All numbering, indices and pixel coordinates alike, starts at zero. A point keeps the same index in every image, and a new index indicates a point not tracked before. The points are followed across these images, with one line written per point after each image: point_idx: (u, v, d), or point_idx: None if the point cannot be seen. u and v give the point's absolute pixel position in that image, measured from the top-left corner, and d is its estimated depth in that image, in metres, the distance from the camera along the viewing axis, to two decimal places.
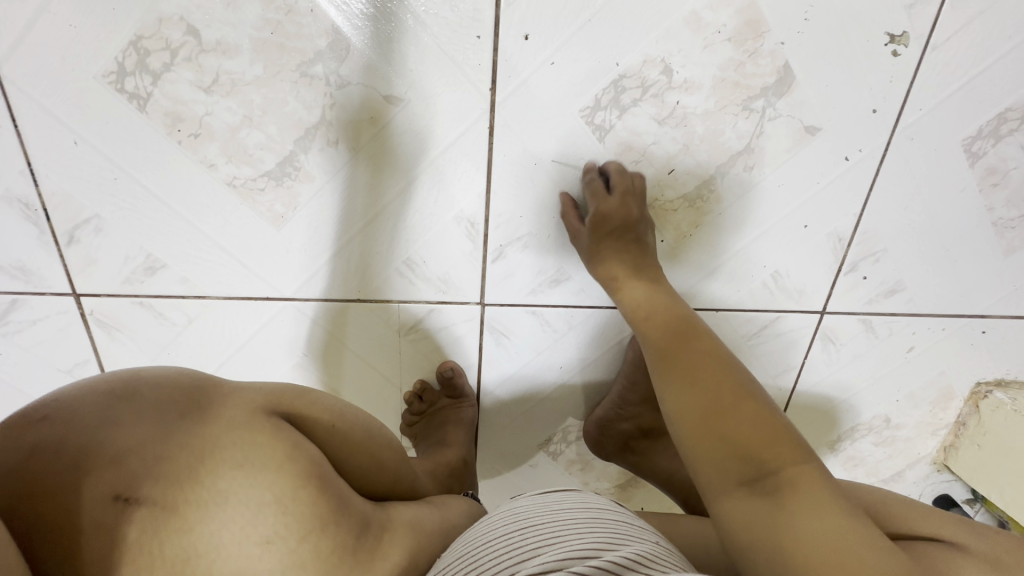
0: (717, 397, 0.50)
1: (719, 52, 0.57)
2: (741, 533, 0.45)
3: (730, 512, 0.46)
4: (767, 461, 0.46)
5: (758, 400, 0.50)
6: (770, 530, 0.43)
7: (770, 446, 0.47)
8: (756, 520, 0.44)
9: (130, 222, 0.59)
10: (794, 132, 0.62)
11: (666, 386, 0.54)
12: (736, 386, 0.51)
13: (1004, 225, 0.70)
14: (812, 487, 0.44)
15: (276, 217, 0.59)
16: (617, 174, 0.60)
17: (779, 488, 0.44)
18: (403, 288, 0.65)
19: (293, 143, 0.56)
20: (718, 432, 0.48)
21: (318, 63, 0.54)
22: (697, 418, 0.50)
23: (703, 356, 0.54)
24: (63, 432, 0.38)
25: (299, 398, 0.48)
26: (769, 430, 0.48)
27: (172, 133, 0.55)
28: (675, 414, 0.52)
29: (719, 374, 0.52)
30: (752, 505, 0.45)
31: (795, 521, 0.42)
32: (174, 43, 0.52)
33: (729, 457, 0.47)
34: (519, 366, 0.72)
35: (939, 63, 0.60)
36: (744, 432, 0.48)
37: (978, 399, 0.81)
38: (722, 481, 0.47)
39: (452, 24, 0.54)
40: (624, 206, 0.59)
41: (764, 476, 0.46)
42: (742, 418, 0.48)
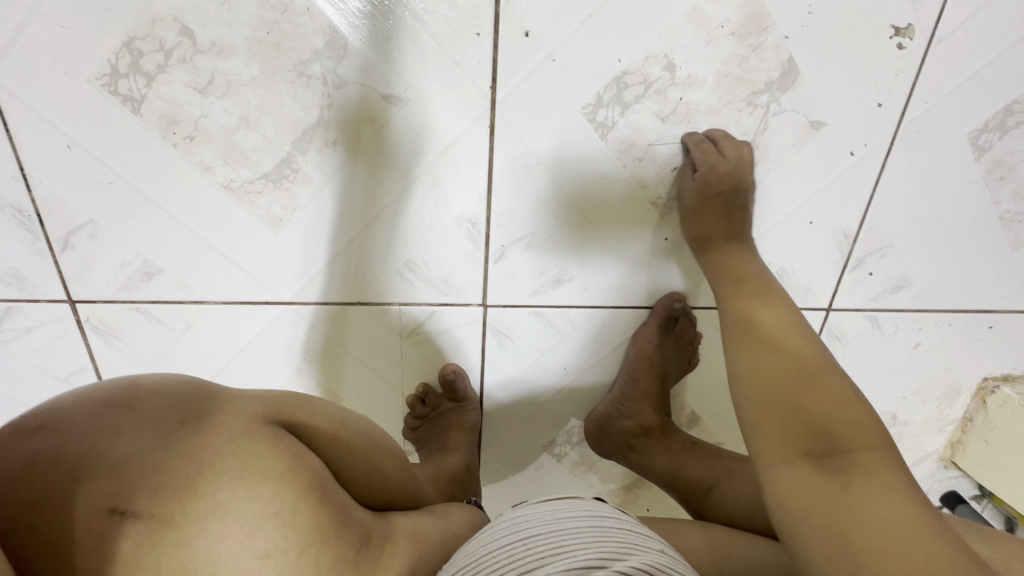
0: (794, 368, 0.46)
1: (723, 46, 0.56)
2: (791, 504, 0.40)
3: (786, 483, 0.42)
4: (842, 439, 0.41)
5: (841, 381, 0.45)
6: (829, 505, 0.38)
7: (848, 426, 0.42)
8: (815, 491, 0.40)
9: (125, 228, 0.58)
10: (799, 127, 0.61)
11: (737, 349, 0.51)
12: (816, 362, 0.47)
13: (1010, 218, 0.69)
14: (889, 476, 0.38)
15: (274, 220, 0.58)
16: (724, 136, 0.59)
17: (849, 467, 0.40)
18: (404, 291, 0.64)
19: (290, 145, 0.55)
20: (792, 401, 0.44)
21: (315, 63, 0.53)
22: (768, 384, 0.46)
23: (782, 329, 0.50)
24: (60, 442, 0.37)
25: (299, 406, 0.47)
26: (849, 409, 0.43)
27: (167, 136, 0.54)
28: (743, 379, 0.49)
29: (795, 348, 0.48)
30: (813, 478, 0.40)
31: (860, 499, 0.37)
32: (168, 44, 0.51)
33: (799, 428, 0.43)
34: (521, 368, 0.71)
35: (943, 56, 0.59)
36: (823, 407, 0.43)
37: (985, 394, 0.81)
38: (784, 449, 0.43)
39: (451, 22, 0.53)
40: (733, 167, 0.58)
41: (835, 454, 0.41)
42: (820, 393, 0.44)
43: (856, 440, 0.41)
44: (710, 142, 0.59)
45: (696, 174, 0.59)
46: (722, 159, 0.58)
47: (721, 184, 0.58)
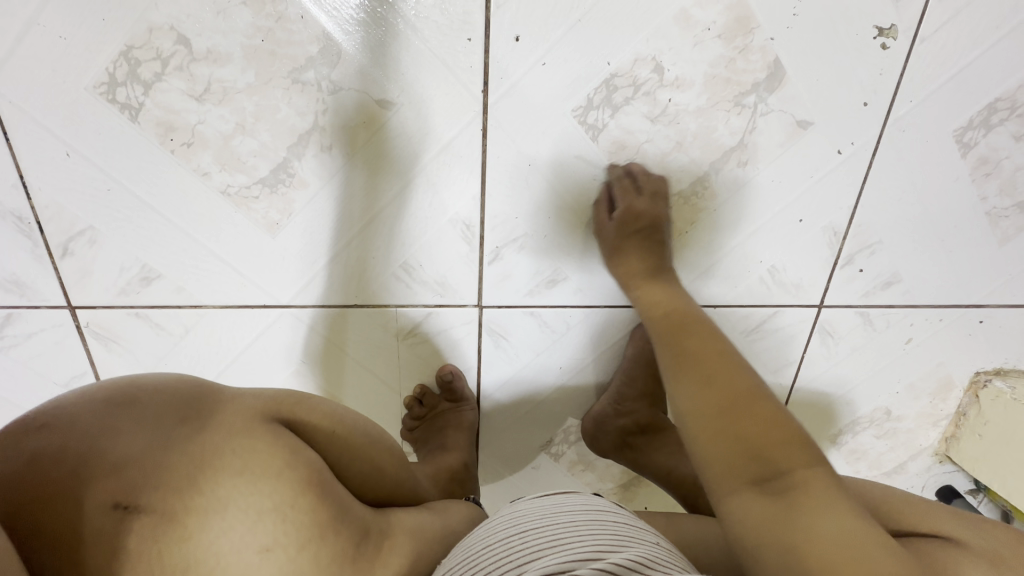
0: (728, 396, 0.47)
1: (710, 48, 0.57)
2: (746, 535, 0.41)
3: (736, 514, 0.43)
4: (780, 462, 0.43)
5: (771, 401, 0.47)
6: (779, 531, 0.40)
7: (783, 448, 0.43)
8: (764, 522, 0.41)
9: (124, 233, 0.58)
10: (787, 127, 0.62)
11: (678, 382, 0.52)
12: (748, 386, 0.48)
13: (998, 214, 0.70)
14: (826, 491, 0.41)
15: (271, 224, 0.59)
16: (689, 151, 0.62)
17: (790, 489, 0.41)
18: (400, 292, 0.65)
19: (286, 150, 0.56)
20: (730, 430, 0.45)
21: (309, 69, 0.54)
22: (706, 415, 0.47)
23: (717, 357, 0.52)
24: (63, 440, 0.38)
25: (298, 404, 0.48)
26: (782, 430, 0.45)
27: (165, 142, 0.55)
28: (686, 412, 0.49)
29: (729, 374, 0.50)
30: (761, 505, 0.41)
31: (806, 522, 0.39)
32: (165, 53, 0.51)
33: (738, 457, 0.44)
34: (517, 368, 0.72)
35: (926, 55, 0.60)
36: (759, 433, 0.44)
37: (977, 388, 0.82)
38: (730, 479, 0.44)
39: (443, 27, 0.54)
40: (649, 206, 0.62)
41: (775, 478, 0.42)
42: (755, 419, 0.45)
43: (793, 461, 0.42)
44: (628, 177, 0.62)
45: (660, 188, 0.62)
46: (642, 198, 0.62)
47: (638, 220, 0.61)
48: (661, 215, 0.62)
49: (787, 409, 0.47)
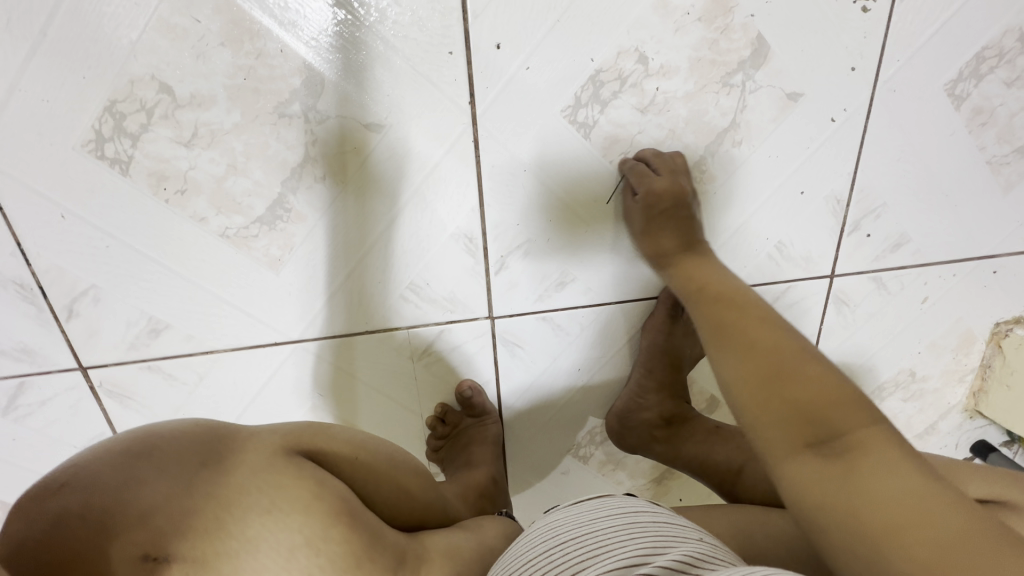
0: (775, 355, 0.44)
1: (691, 33, 0.57)
2: (810, 505, 0.37)
3: (792, 481, 0.39)
4: (836, 423, 0.39)
5: (820, 361, 0.43)
6: (842, 499, 0.36)
7: (836, 408, 0.39)
8: (823, 489, 0.37)
9: (127, 288, 0.58)
10: (777, 100, 0.61)
11: (716, 350, 0.48)
12: (788, 347, 0.45)
13: (998, 162, 0.70)
14: (891, 453, 0.36)
15: (273, 261, 0.59)
16: (658, 159, 0.60)
17: (851, 451, 0.37)
18: (409, 313, 0.65)
19: (281, 185, 0.56)
20: (776, 392, 0.42)
21: (294, 102, 0.53)
22: (750, 378, 0.44)
23: (752, 322, 0.48)
24: (86, 497, 0.37)
25: (317, 433, 0.47)
26: (834, 389, 0.41)
27: (158, 192, 0.54)
28: (728, 379, 0.46)
29: (770, 336, 0.46)
30: (819, 471, 0.38)
31: (869, 485, 0.35)
32: (148, 103, 0.51)
33: (790, 420, 0.40)
34: (536, 374, 0.71)
35: (907, 13, 0.60)
36: (806, 393, 0.41)
37: (1000, 338, 0.83)
38: (783, 444, 0.40)
39: (422, 44, 0.53)
40: (671, 184, 0.59)
41: (832, 440, 0.38)
42: (802, 379, 0.42)
43: (850, 422, 0.38)
44: (644, 164, 0.60)
45: (636, 197, 0.60)
46: (659, 178, 0.59)
47: (664, 205, 0.58)
48: (653, 229, 0.60)
49: (838, 370, 0.43)
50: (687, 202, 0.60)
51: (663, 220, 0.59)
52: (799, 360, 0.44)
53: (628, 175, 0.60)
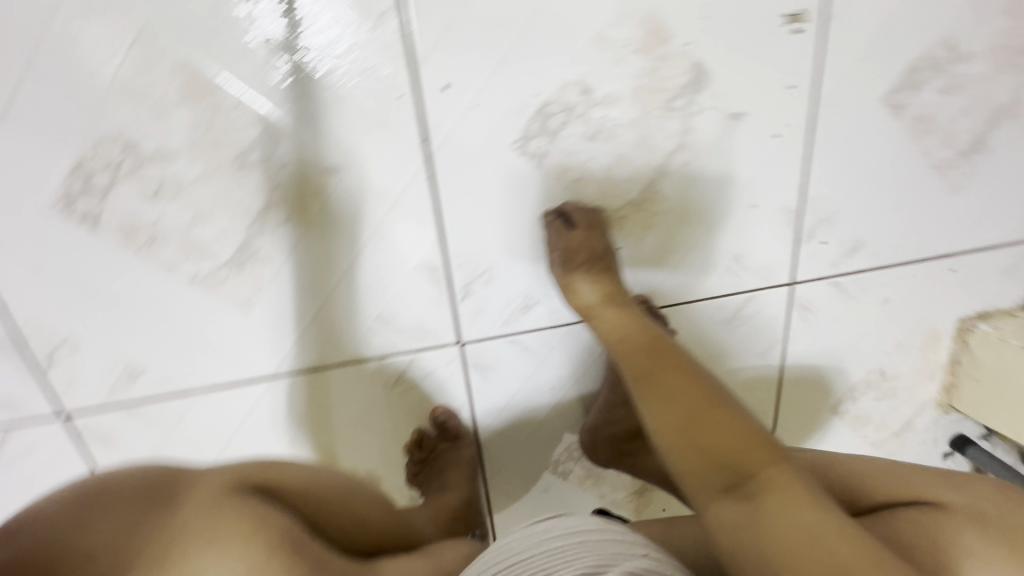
0: (693, 407, 0.54)
1: (631, 63, 0.59)
2: (729, 540, 0.45)
3: (715, 519, 0.47)
4: (744, 465, 0.48)
5: (730, 409, 0.53)
6: (752, 532, 0.44)
7: (743, 452, 0.48)
8: (738, 524, 0.45)
9: (103, 336, 0.60)
10: (721, 121, 0.64)
11: (647, 403, 0.57)
12: (705, 398, 0.54)
13: (943, 165, 0.72)
14: (788, 488, 0.45)
15: (244, 301, 0.61)
16: (576, 210, 0.63)
17: (756, 489, 0.46)
18: (380, 343, 0.67)
19: (246, 230, 0.58)
20: (696, 441, 0.51)
21: (254, 151, 0.56)
22: (676, 430, 0.53)
23: (675, 376, 0.57)
24: (35, 539, 0.39)
25: (265, 469, 0.49)
26: (741, 434, 0.50)
27: (128, 244, 0.56)
28: (657, 430, 0.54)
29: (689, 389, 0.56)
30: (733, 508, 0.46)
31: (774, 514, 0.44)
32: (114, 161, 0.53)
33: (709, 466, 0.49)
34: (509, 395, 0.73)
35: (840, 32, 0.63)
36: (719, 441, 0.50)
37: (965, 334, 0.85)
38: (705, 487, 0.49)
39: (373, 90, 0.56)
40: (580, 239, 0.62)
41: (742, 481, 0.47)
42: (715, 427, 0.51)
43: (755, 464, 0.47)
44: (562, 219, 0.63)
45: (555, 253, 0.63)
46: (574, 235, 0.62)
47: (578, 262, 0.62)
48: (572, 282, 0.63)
49: (746, 414, 0.52)
50: (603, 256, 0.63)
51: (578, 273, 0.63)
52: (714, 411, 0.53)
53: (548, 230, 0.64)
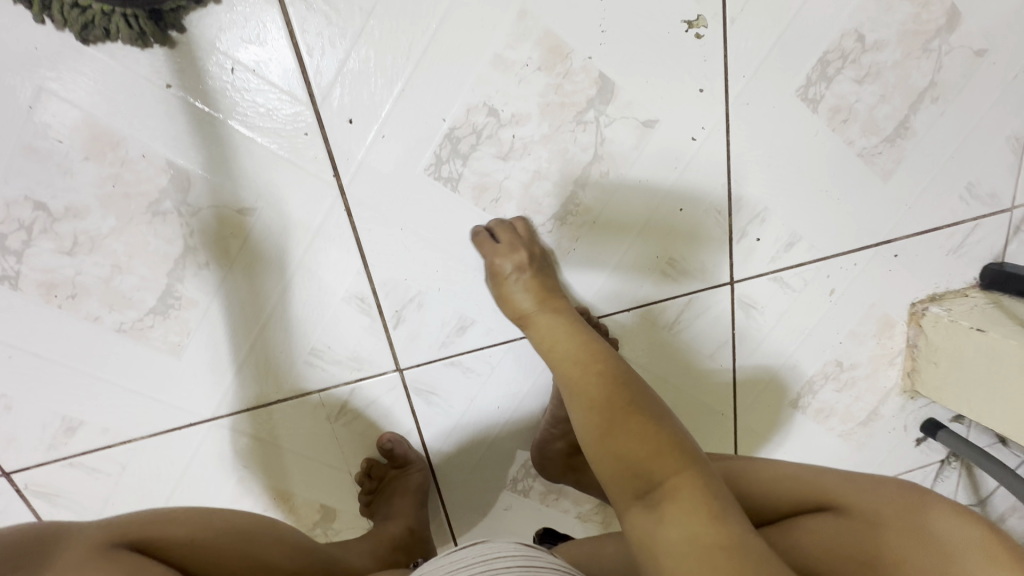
0: (611, 409, 0.52)
1: (535, 82, 0.60)
2: (637, 552, 0.45)
3: (628, 530, 0.47)
4: (654, 474, 0.47)
5: (648, 412, 0.51)
6: (653, 546, 0.44)
7: (654, 460, 0.48)
8: (642, 534, 0.45)
9: (36, 392, 0.61)
10: (634, 130, 0.65)
11: (573, 405, 0.56)
12: (626, 400, 0.53)
13: (870, 153, 0.73)
14: (690, 497, 0.44)
15: (173, 347, 0.62)
16: (502, 229, 0.63)
17: (662, 500, 0.45)
18: (317, 377, 0.67)
19: (167, 276, 0.59)
20: (613, 448, 0.50)
21: (165, 199, 0.56)
22: (595, 435, 0.52)
23: (597, 376, 0.56)
24: None
25: (150, 524, 0.47)
26: (654, 441, 0.49)
27: (50, 300, 0.57)
28: (582, 434, 0.54)
29: (610, 390, 0.54)
30: (640, 520, 0.46)
31: (668, 526, 0.44)
32: (27, 221, 0.54)
33: (623, 474, 0.49)
34: (456, 418, 0.73)
35: (741, 33, 0.64)
36: (633, 448, 0.49)
37: (918, 318, 0.84)
38: (621, 495, 0.49)
39: (278, 130, 0.57)
40: (507, 247, 0.62)
41: (651, 491, 0.46)
42: (630, 433, 0.50)
43: (663, 473, 0.46)
44: (488, 234, 0.64)
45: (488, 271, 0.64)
46: (501, 247, 0.62)
47: (505, 273, 0.62)
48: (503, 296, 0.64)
49: (663, 417, 0.51)
50: (538, 261, 0.64)
51: (509, 284, 0.63)
52: (632, 415, 0.52)
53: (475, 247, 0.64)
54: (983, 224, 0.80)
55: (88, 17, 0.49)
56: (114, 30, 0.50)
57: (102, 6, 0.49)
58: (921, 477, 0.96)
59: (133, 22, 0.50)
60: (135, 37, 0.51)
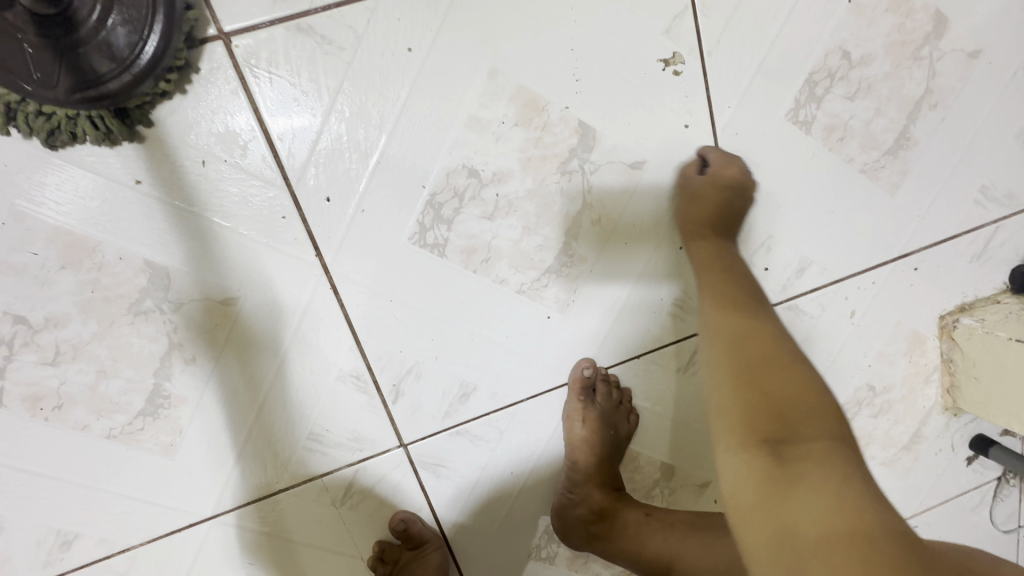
0: (758, 354, 0.47)
1: (514, 138, 0.59)
2: (740, 492, 0.41)
3: (730, 468, 0.42)
4: (799, 428, 0.42)
5: (807, 370, 0.46)
6: (774, 495, 0.39)
7: (803, 415, 0.42)
8: (758, 477, 0.40)
9: (28, 508, 0.58)
10: (622, 172, 0.62)
11: (715, 334, 0.51)
12: (784, 351, 0.47)
13: (873, 168, 0.69)
14: (837, 464, 0.39)
15: (165, 447, 0.59)
16: (713, 150, 0.63)
17: (803, 455, 0.40)
18: (318, 463, 0.63)
19: (154, 376, 0.57)
20: (755, 386, 0.44)
21: (146, 299, 0.55)
22: (735, 367, 0.47)
23: (757, 324, 0.50)
24: None
25: None
26: (808, 398, 0.43)
27: (36, 412, 0.56)
28: (713, 360, 0.49)
29: (761, 339, 0.48)
30: (761, 463, 0.41)
31: (799, 487, 0.38)
32: (8, 336, 0.53)
33: (755, 414, 0.43)
34: (470, 489, 0.67)
35: (720, 65, 0.62)
36: (785, 392, 0.44)
37: (950, 331, 0.79)
38: (739, 433, 0.43)
39: (254, 216, 0.55)
40: (741, 171, 0.62)
41: (791, 441, 0.41)
42: (780, 380, 0.44)
43: (809, 431, 0.41)
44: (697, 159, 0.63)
45: (705, 170, 0.62)
46: (702, 176, 0.62)
47: (697, 183, 0.62)
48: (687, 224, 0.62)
49: (822, 380, 0.45)
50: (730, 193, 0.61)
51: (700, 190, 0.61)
52: (785, 368, 0.46)
53: (704, 153, 0.63)
54: (1005, 226, 0.76)
55: (53, 124, 0.49)
56: (80, 133, 0.50)
57: (67, 112, 0.48)
58: (979, 500, 0.88)
59: (99, 123, 0.50)
60: (102, 137, 0.50)
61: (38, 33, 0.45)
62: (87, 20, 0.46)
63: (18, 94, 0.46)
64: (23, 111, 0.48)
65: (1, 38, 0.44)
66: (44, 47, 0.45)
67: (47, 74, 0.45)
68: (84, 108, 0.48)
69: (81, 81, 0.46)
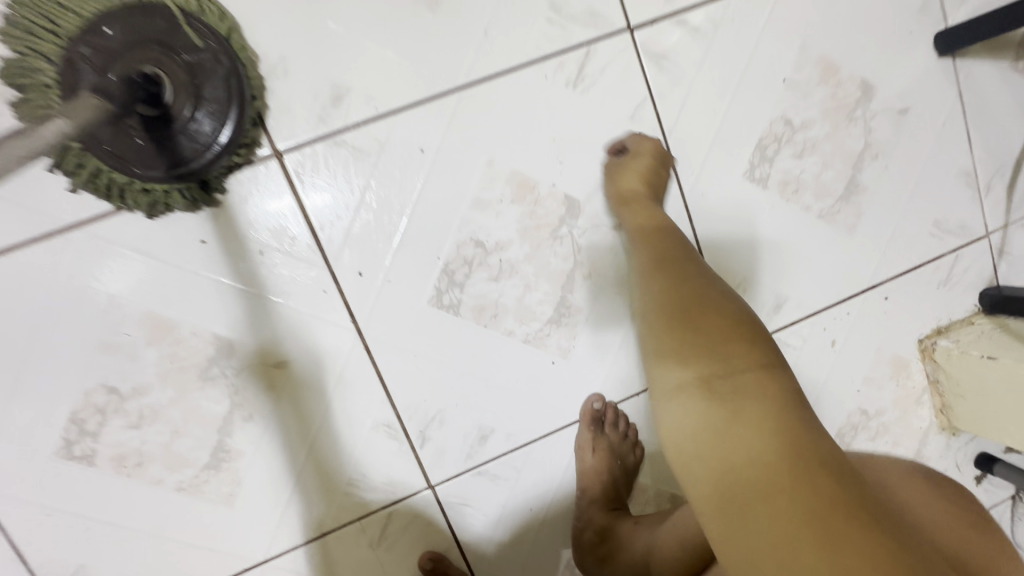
0: (692, 304, 0.53)
1: (512, 213, 0.70)
2: (682, 433, 0.47)
3: (673, 410, 0.48)
4: (729, 366, 0.48)
5: (734, 311, 0.52)
6: (712, 432, 0.45)
7: (732, 352, 0.48)
8: (699, 420, 0.46)
9: (108, 560, 0.66)
10: (605, 233, 0.73)
11: (652, 288, 0.57)
12: (713, 297, 0.54)
13: (830, 213, 0.79)
14: (763, 395, 0.46)
15: (226, 497, 0.68)
16: (629, 137, 0.72)
17: (734, 391, 0.46)
18: (356, 506, 0.70)
19: (218, 433, 0.67)
20: (689, 331, 0.51)
21: (213, 367, 0.66)
22: (672, 317, 0.53)
23: (690, 276, 0.57)
24: None
25: None
26: (735, 336, 0.49)
27: (121, 470, 0.65)
28: (652, 311, 0.55)
29: (693, 291, 0.55)
30: (698, 403, 0.47)
31: (737, 426, 0.44)
32: (103, 405, 0.64)
33: (691, 359, 0.49)
34: (493, 527, 0.74)
35: (680, 141, 0.74)
36: (713, 334, 0.50)
37: (931, 353, 0.85)
38: (678, 376, 0.49)
39: (302, 292, 0.67)
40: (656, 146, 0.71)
41: (723, 378, 0.47)
42: (708, 322, 0.51)
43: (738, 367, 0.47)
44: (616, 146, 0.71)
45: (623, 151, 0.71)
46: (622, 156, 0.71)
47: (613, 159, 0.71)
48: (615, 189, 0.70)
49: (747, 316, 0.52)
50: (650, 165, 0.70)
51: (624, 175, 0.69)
52: (712, 310, 0.52)
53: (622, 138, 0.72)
54: (964, 254, 0.84)
55: (153, 198, 0.62)
56: (172, 203, 0.63)
57: (163, 188, 0.62)
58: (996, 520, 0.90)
59: (187, 194, 0.63)
60: (189, 205, 0.63)
61: (145, 130, 0.59)
62: (181, 116, 0.59)
63: (128, 176, 0.60)
64: (130, 190, 0.61)
65: (120, 135, 0.59)
66: (149, 140, 0.59)
67: (150, 159, 0.60)
68: (176, 182, 0.62)
69: (175, 160, 0.60)
